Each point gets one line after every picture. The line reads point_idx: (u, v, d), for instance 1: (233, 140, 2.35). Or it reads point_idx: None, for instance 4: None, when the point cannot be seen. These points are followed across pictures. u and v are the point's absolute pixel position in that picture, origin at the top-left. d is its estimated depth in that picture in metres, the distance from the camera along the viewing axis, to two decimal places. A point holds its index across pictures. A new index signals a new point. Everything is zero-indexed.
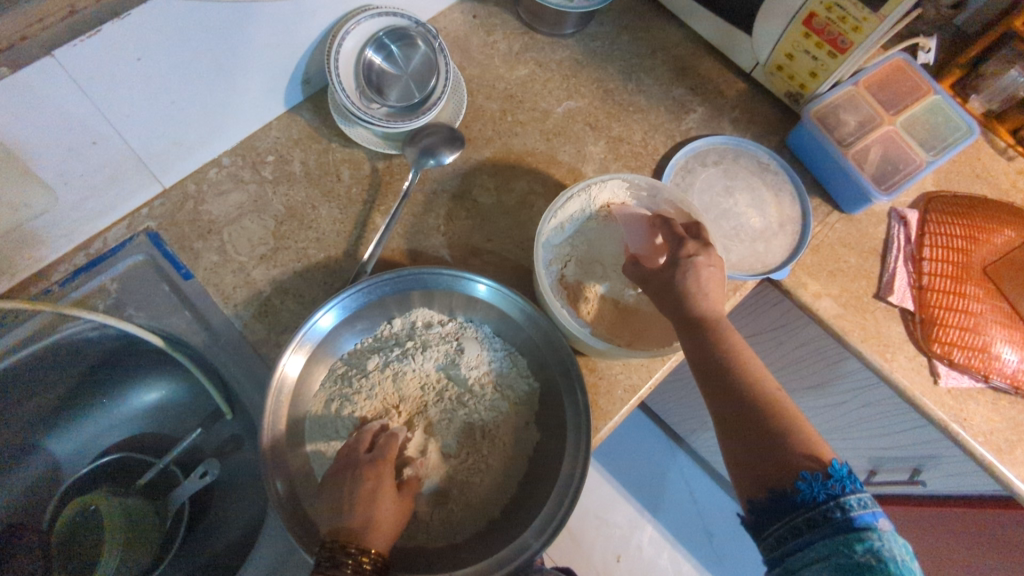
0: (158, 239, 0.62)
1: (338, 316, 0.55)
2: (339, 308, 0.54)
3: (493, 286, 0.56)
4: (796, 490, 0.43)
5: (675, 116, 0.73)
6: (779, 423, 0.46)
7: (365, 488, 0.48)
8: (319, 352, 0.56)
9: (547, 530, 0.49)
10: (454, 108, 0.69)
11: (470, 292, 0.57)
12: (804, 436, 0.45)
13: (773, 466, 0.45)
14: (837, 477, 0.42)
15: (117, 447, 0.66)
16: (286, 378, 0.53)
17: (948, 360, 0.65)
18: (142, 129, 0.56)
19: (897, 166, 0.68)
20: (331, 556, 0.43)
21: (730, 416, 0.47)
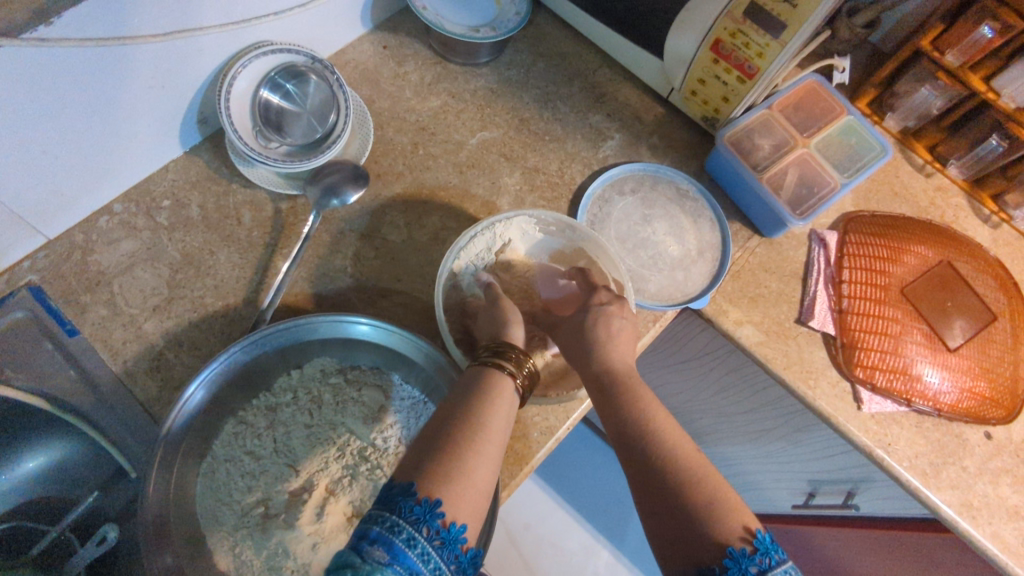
0: (41, 295, 0.58)
1: (223, 375, 0.52)
2: (223, 365, 0.51)
3: (375, 324, 0.54)
4: (724, 568, 0.37)
5: (592, 144, 0.72)
6: (703, 488, 0.41)
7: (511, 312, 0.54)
8: (203, 416, 0.52)
9: None
10: (361, 143, 0.66)
11: (357, 335, 0.55)
12: (721, 503, 0.41)
13: (694, 537, 0.39)
14: (761, 550, 0.38)
15: (7, 517, 0.60)
16: (167, 442, 0.49)
17: (871, 385, 0.64)
18: (11, 180, 0.52)
19: (811, 190, 0.68)
20: (494, 350, 0.50)
21: (650, 480, 0.43)
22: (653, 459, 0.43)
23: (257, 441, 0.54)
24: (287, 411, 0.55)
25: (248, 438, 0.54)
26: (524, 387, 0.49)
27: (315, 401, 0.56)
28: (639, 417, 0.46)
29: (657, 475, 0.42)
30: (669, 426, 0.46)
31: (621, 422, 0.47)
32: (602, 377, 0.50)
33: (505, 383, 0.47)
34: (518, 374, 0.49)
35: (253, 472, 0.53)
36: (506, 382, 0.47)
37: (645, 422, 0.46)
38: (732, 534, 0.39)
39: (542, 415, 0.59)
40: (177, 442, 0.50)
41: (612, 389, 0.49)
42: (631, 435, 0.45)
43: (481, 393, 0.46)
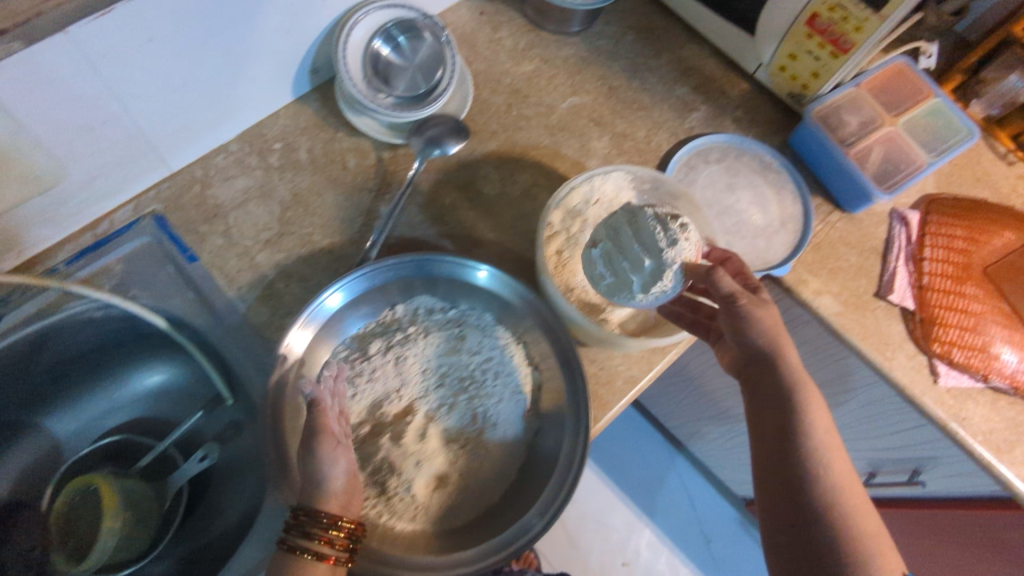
0: (164, 223, 0.62)
1: (347, 296, 0.56)
2: (348, 286, 0.56)
3: (494, 271, 0.57)
4: None
5: (678, 115, 0.74)
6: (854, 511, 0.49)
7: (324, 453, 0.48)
8: (323, 334, 0.57)
9: (549, 511, 0.50)
10: (460, 100, 0.69)
11: (470, 279, 0.58)
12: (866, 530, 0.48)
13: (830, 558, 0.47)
14: None
15: (119, 430, 0.69)
16: (291, 353, 0.54)
17: (948, 360, 0.65)
18: (151, 110, 0.56)
19: (897, 167, 0.69)
20: (300, 525, 0.46)
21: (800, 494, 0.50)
22: (804, 488, 0.50)
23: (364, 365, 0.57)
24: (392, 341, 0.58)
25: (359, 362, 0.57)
26: (344, 547, 0.46)
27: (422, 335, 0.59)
28: (801, 440, 0.51)
29: (806, 499, 0.49)
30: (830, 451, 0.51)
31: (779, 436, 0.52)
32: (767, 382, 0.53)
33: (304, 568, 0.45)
34: (326, 549, 0.45)
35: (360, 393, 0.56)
36: (316, 569, 0.45)
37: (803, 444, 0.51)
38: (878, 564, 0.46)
39: (626, 364, 0.62)
40: (298, 354, 0.54)
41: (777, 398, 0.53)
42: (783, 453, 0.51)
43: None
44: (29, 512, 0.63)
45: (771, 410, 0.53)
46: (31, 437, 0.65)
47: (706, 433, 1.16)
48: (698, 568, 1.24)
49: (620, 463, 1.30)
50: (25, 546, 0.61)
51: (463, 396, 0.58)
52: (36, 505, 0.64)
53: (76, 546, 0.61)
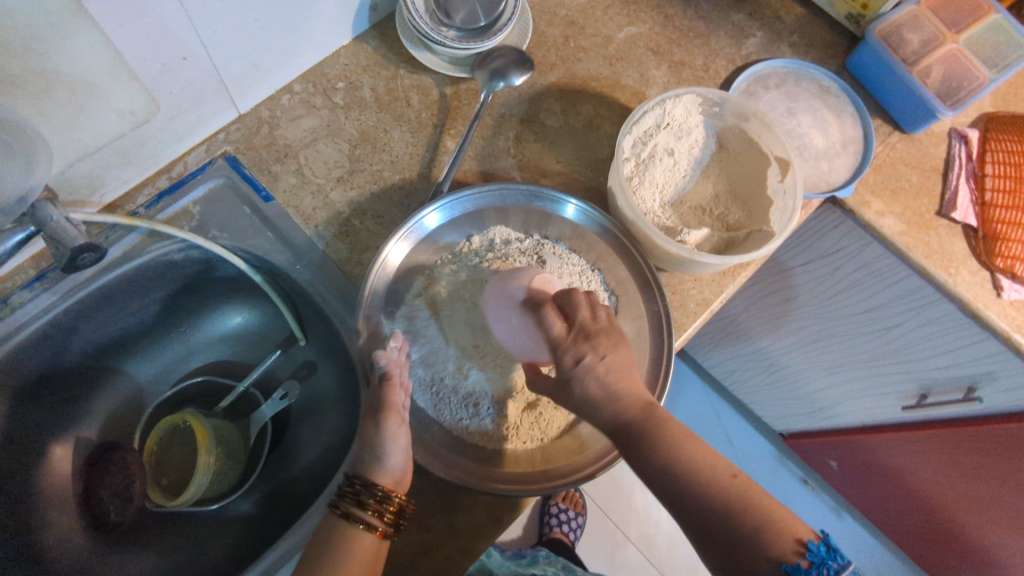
0: (236, 163, 0.63)
1: (442, 218, 0.58)
2: (446, 208, 0.57)
3: (582, 206, 0.58)
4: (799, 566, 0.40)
5: (735, 41, 0.74)
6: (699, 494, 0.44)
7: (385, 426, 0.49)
8: (416, 254, 0.58)
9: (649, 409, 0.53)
10: (520, 33, 0.69)
11: (557, 212, 0.59)
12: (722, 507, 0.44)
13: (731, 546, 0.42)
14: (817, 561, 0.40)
15: (199, 372, 0.70)
16: (389, 264, 0.55)
17: (1011, 274, 0.66)
18: (228, 48, 0.56)
19: (960, 83, 0.68)
20: (353, 494, 0.48)
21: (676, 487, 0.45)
22: (687, 482, 0.45)
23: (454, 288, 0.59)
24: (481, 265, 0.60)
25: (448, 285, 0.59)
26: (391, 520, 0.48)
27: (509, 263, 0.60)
28: (663, 461, 0.46)
29: (698, 517, 0.44)
30: (700, 456, 0.46)
31: (660, 471, 0.46)
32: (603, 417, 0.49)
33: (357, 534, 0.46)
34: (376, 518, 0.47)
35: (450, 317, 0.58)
36: (365, 535, 0.46)
37: (677, 464, 0.46)
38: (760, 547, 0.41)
39: (699, 287, 0.63)
40: (394, 265, 0.56)
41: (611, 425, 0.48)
42: (672, 483, 0.45)
43: (333, 555, 0.46)
44: (123, 452, 0.66)
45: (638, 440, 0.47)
46: (116, 382, 0.66)
47: (747, 369, 1.18)
48: None
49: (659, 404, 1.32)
50: (120, 483, 0.64)
51: None
52: (128, 445, 0.66)
53: (171, 482, 0.63)
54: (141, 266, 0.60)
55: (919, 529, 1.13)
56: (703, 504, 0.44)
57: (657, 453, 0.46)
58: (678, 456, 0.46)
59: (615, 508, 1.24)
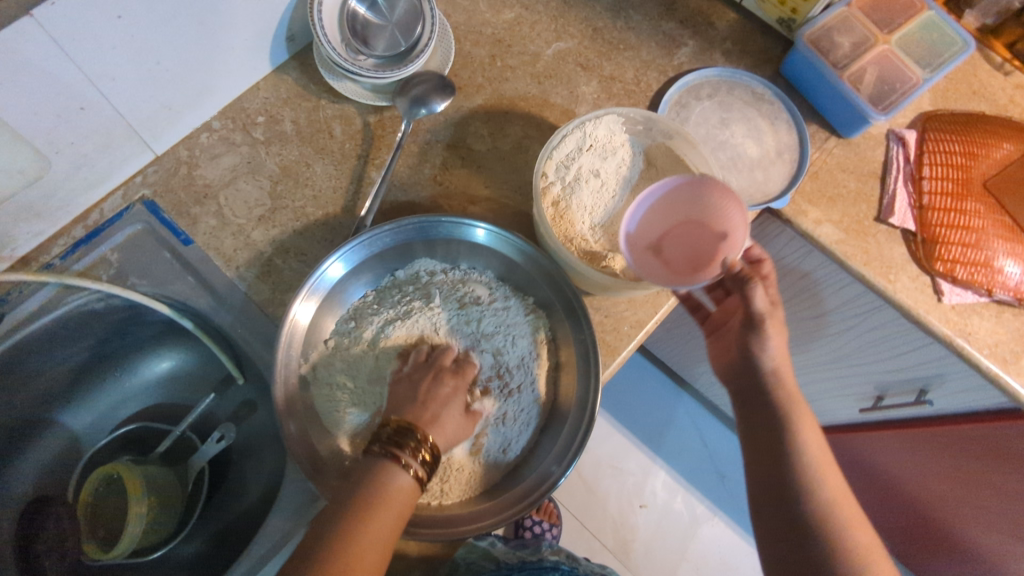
0: (154, 207, 0.61)
1: (348, 265, 0.55)
2: (348, 256, 0.54)
3: (492, 230, 0.56)
4: None
5: (667, 51, 0.72)
6: (811, 495, 0.57)
7: (441, 393, 0.52)
8: (329, 301, 0.56)
9: (566, 457, 0.52)
10: (442, 56, 0.67)
11: (470, 238, 0.57)
12: (823, 515, 0.56)
13: (813, 549, 0.55)
14: None
15: (134, 418, 0.68)
16: (298, 326, 0.53)
17: (952, 277, 0.65)
18: (128, 92, 0.55)
19: (893, 86, 0.67)
20: (394, 437, 0.48)
21: (784, 482, 0.58)
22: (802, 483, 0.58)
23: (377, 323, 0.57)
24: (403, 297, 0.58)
25: (371, 322, 0.57)
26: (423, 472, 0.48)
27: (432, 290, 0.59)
28: (805, 467, 0.58)
29: (799, 512, 0.57)
30: (831, 477, 0.58)
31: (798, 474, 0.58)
32: (766, 405, 0.61)
33: (393, 480, 0.46)
34: (413, 462, 0.47)
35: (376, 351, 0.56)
36: (402, 477, 0.46)
37: (814, 472, 0.58)
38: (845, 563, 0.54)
39: (632, 309, 0.62)
40: (304, 326, 0.54)
41: (768, 412, 0.61)
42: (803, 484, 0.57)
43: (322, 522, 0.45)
44: (58, 505, 0.64)
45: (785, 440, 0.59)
46: (51, 433, 0.64)
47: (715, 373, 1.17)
48: (714, 503, 1.26)
49: (633, 410, 1.31)
50: (57, 538, 0.63)
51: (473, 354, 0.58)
52: (63, 497, 0.64)
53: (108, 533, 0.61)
54: (60, 318, 0.59)
55: (901, 524, 1.12)
56: (819, 514, 0.56)
57: (799, 453, 0.58)
58: (814, 457, 0.58)
59: (590, 515, 1.22)
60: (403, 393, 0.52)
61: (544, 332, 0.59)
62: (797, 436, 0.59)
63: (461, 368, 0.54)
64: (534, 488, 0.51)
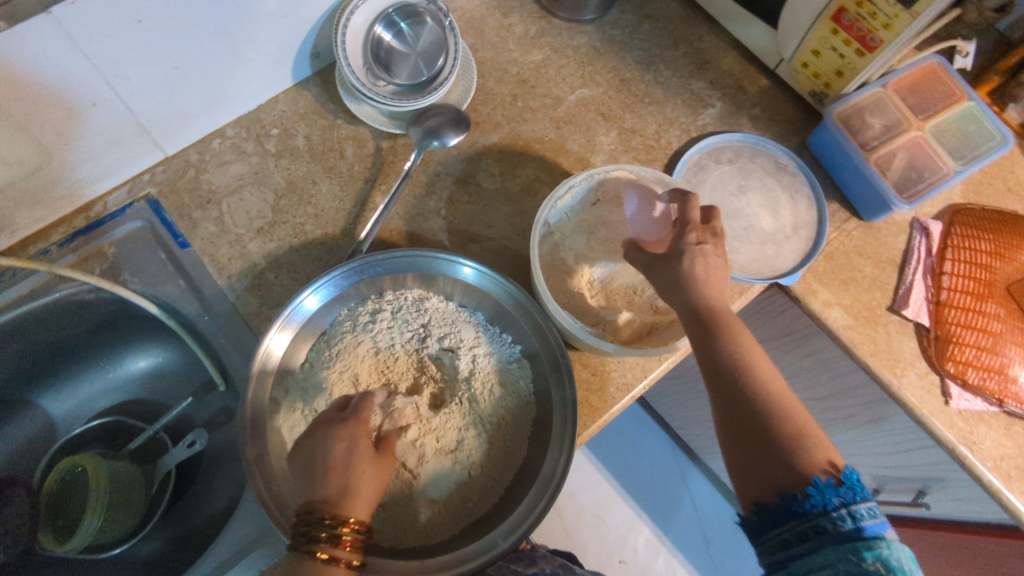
0: (158, 207, 0.62)
1: (325, 296, 0.54)
2: (325, 288, 0.54)
3: (479, 269, 0.55)
4: (807, 496, 0.41)
5: (692, 110, 0.71)
6: (751, 394, 0.46)
7: (337, 449, 0.47)
8: (309, 327, 0.55)
9: (519, 527, 0.49)
10: (463, 89, 0.67)
11: (460, 277, 0.56)
12: (775, 415, 0.45)
13: (770, 463, 0.44)
14: (848, 485, 0.42)
15: (110, 412, 0.68)
16: (272, 355, 0.52)
17: (962, 381, 0.62)
18: (143, 93, 0.55)
19: (921, 174, 0.65)
20: (306, 532, 0.43)
21: (721, 387, 0.47)
22: (738, 382, 0.46)
23: (356, 353, 0.55)
24: (386, 329, 0.57)
25: (349, 349, 0.55)
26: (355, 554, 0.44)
27: (418, 326, 0.57)
28: (733, 359, 0.47)
29: (746, 415, 0.45)
30: (766, 373, 0.47)
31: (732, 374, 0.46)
32: (692, 310, 0.49)
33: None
34: (341, 551, 0.43)
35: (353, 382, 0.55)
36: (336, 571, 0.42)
37: (744, 369, 0.47)
38: (804, 471, 0.42)
39: (620, 370, 0.60)
40: (278, 356, 0.53)
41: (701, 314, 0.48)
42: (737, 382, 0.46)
43: None
44: (21, 489, 0.63)
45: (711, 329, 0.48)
46: (28, 415, 0.64)
47: (711, 436, 1.13)
48: (696, 570, 1.21)
49: (624, 460, 1.28)
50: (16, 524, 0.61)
51: (447, 396, 0.56)
52: (28, 481, 0.63)
53: (65, 524, 0.61)
54: (47, 305, 0.59)
55: None
56: (758, 411, 0.45)
57: (728, 354, 0.47)
58: (748, 357, 0.47)
59: None
60: (302, 455, 0.47)
61: (525, 385, 0.57)
62: (727, 333, 0.48)
63: (359, 405, 0.50)
64: (484, 550, 0.49)
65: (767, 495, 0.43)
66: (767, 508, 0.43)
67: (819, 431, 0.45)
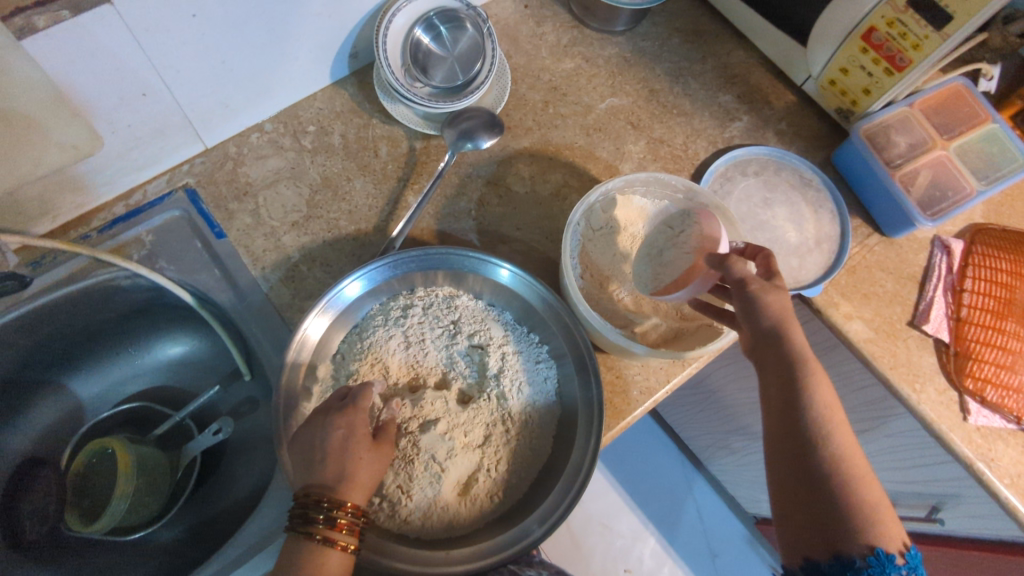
0: (195, 197, 0.63)
1: (364, 286, 0.56)
2: (365, 277, 0.55)
3: (516, 271, 0.56)
4: (866, 566, 0.39)
5: (719, 123, 0.72)
6: (826, 453, 0.41)
7: (335, 437, 0.47)
8: (344, 316, 0.56)
9: (550, 517, 0.49)
10: (496, 94, 0.69)
11: (493, 277, 0.57)
12: (848, 480, 0.41)
13: (835, 527, 0.40)
14: (910, 563, 0.39)
15: (137, 397, 0.69)
16: (308, 340, 0.53)
17: (981, 397, 0.63)
18: (190, 85, 0.56)
19: (945, 193, 0.66)
20: (302, 513, 0.44)
21: (792, 437, 0.42)
22: (812, 436, 0.42)
23: (388, 346, 0.56)
24: (417, 324, 0.58)
25: (381, 341, 0.56)
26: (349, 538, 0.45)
27: (448, 322, 0.58)
28: (811, 414, 0.42)
29: (817, 473, 0.41)
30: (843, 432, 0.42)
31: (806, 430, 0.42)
32: (775, 349, 0.43)
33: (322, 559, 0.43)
34: (338, 535, 0.44)
35: (384, 373, 0.56)
36: (331, 555, 0.43)
37: (820, 422, 0.42)
38: (871, 542, 0.39)
39: (644, 374, 0.61)
40: (314, 341, 0.54)
41: (782, 360, 0.43)
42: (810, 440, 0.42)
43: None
44: (48, 470, 0.64)
45: (792, 385, 0.43)
46: (58, 397, 0.65)
47: (721, 448, 1.14)
48: None
49: (633, 470, 1.28)
50: (42, 504, 0.62)
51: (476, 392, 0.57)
52: (55, 463, 0.65)
53: (90, 506, 0.62)
54: (84, 290, 0.60)
55: None
56: (827, 469, 0.41)
57: (804, 408, 0.42)
58: (827, 408, 0.42)
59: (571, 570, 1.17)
60: (302, 440, 0.48)
61: (552, 383, 0.58)
62: (806, 384, 0.42)
63: (358, 395, 0.51)
64: (513, 540, 0.49)
65: (818, 558, 0.41)
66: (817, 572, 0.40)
67: (884, 499, 0.41)
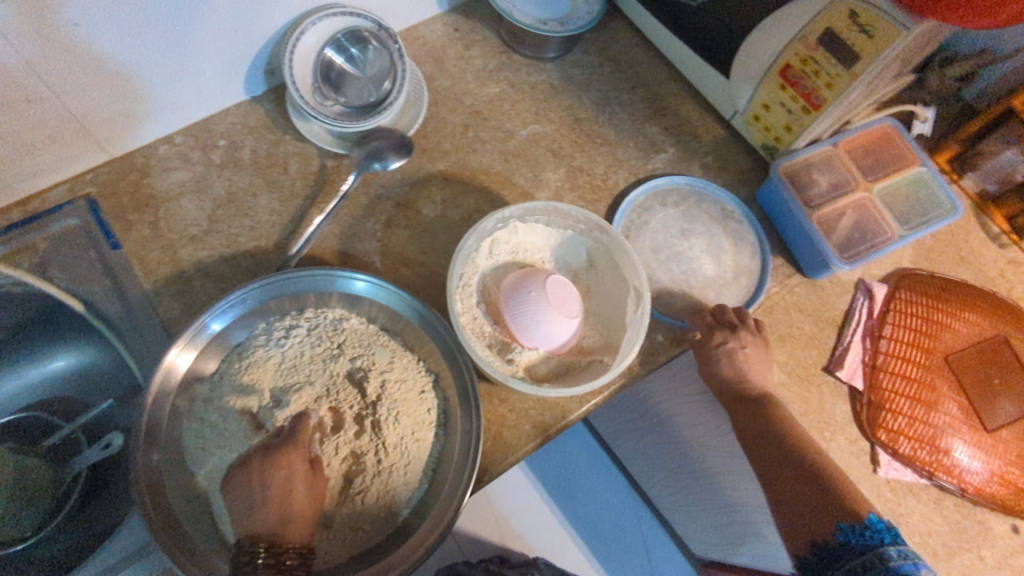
0: (97, 207, 0.62)
1: (249, 303, 0.54)
2: (252, 295, 0.53)
3: (371, 282, 0.55)
4: (837, 539, 0.52)
5: (643, 154, 0.71)
6: (796, 458, 0.57)
7: (277, 476, 0.49)
8: (225, 335, 0.54)
9: (413, 557, 0.48)
10: (412, 116, 0.68)
11: (387, 302, 0.56)
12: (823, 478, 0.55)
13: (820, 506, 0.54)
14: (873, 527, 0.51)
15: (29, 408, 0.66)
16: (176, 369, 0.51)
17: (892, 450, 0.60)
18: (84, 93, 0.56)
19: (864, 236, 0.64)
20: (249, 560, 0.47)
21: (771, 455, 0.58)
22: (789, 451, 0.57)
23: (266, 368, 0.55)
24: (299, 346, 0.56)
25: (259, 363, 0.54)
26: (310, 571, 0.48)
27: (333, 345, 0.57)
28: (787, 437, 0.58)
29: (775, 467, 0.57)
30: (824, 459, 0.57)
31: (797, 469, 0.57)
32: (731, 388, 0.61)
33: None
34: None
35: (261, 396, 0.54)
36: None
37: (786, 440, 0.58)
38: (849, 515, 0.53)
39: (539, 409, 0.59)
40: (183, 369, 0.52)
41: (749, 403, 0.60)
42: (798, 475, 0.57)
43: None
44: None
45: (770, 435, 0.58)
46: None
47: (664, 485, 1.11)
48: None
49: (579, 504, 1.23)
50: None
51: (357, 419, 0.55)
52: None
53: None
54: None
55: None
56: (804, 478, 0.56)
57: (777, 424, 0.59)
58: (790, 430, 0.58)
59: None
60: (239, 485, 0.50)
61: (435, 412, 0.56)
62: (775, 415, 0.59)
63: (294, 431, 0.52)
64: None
65: (805, 548, 0.54)
66: (810, 562, 0.53)
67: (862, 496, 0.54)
